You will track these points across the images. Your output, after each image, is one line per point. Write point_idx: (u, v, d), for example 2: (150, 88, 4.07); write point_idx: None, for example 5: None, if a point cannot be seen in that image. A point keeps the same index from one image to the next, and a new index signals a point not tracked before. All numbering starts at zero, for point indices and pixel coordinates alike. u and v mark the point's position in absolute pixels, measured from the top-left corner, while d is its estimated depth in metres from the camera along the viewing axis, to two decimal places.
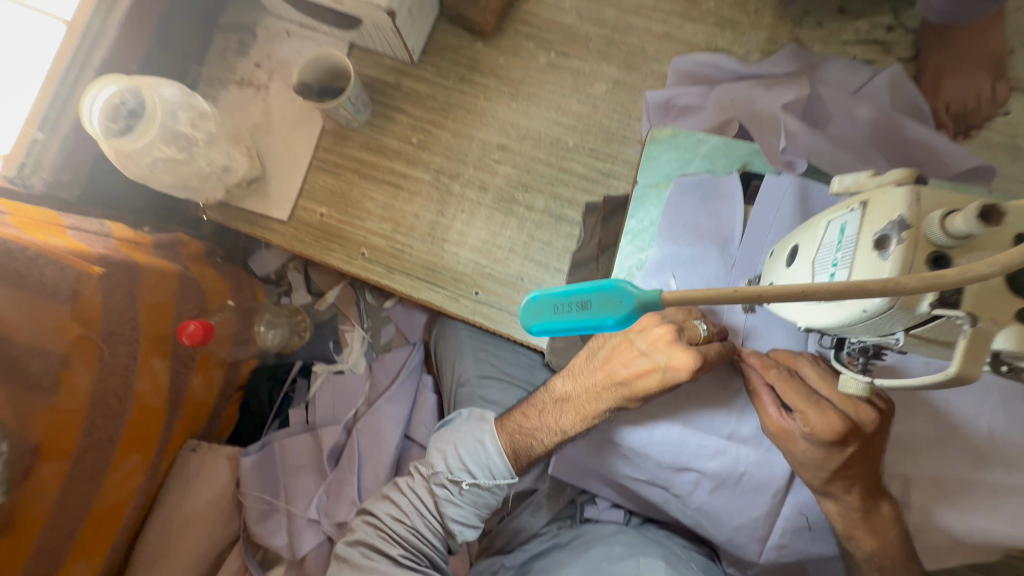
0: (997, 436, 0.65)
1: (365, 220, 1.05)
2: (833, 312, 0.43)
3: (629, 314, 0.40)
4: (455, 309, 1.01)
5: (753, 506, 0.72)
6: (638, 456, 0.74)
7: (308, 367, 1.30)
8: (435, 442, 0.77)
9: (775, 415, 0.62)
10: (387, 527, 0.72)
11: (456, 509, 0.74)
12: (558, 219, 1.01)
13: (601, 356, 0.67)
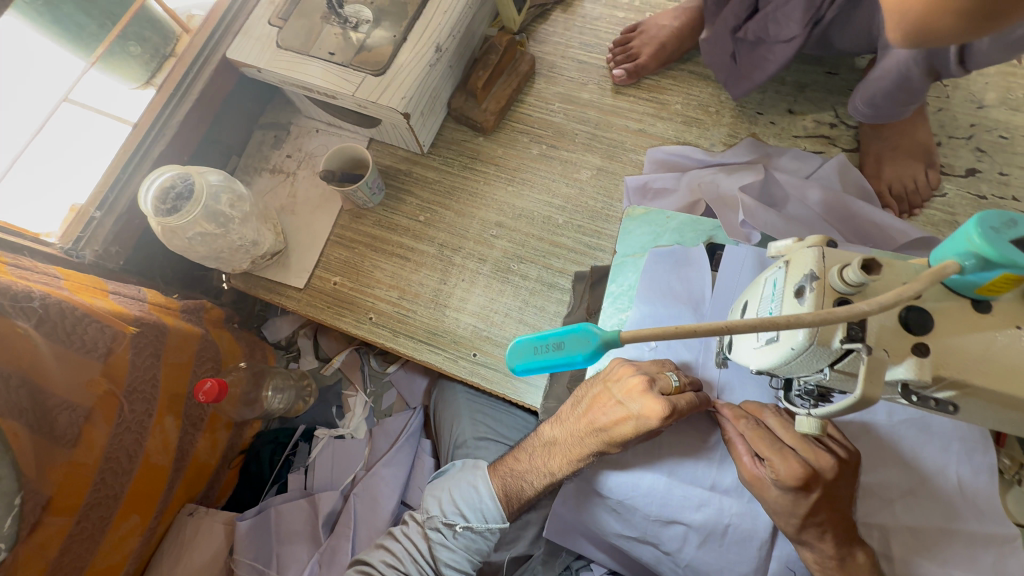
0: (964, 484, 0.69)
1: (374, 288, 1.15)
2: (771, 352, 0.50)
3: (595, 351, 0.49)
4: (454, 370, 1.07)
5: (742, 561, 0.72)
6: (628, 509, 0.77)
7: (309, 432, 1.34)
8: (431, 489, 0.81)
9: (749, 463, 0.66)
10: (382, 572, 0.74)
11: (449, 554, 0.76)
12: (550, 287, 1.11)
13: (585, 403, 0.73)
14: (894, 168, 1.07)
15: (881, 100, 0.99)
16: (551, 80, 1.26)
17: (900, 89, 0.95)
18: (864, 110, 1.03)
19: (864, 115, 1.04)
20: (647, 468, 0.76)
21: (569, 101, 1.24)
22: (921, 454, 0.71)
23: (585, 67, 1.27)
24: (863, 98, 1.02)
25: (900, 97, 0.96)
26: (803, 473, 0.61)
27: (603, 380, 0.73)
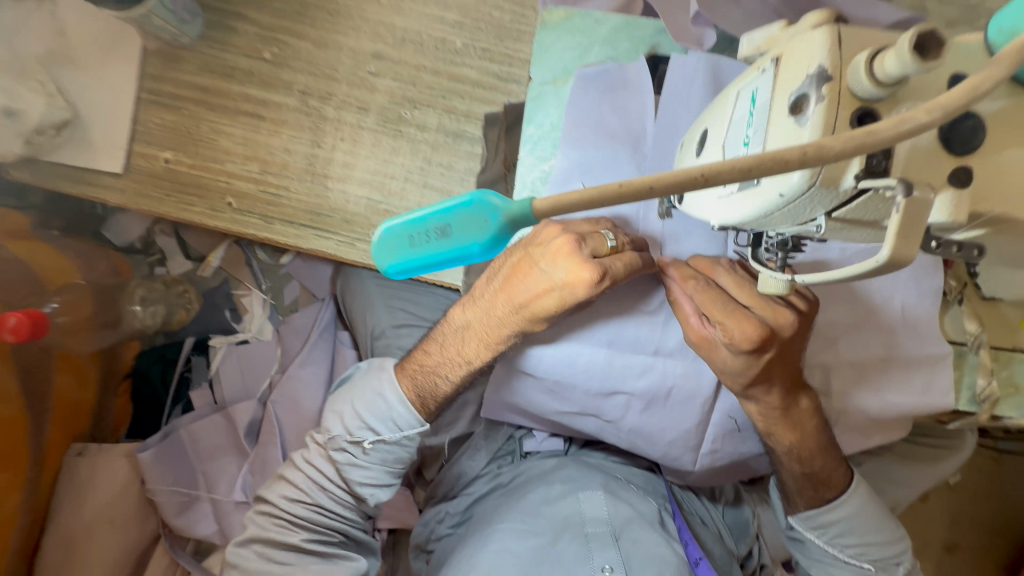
0: (909, 312, 0.65)
1: (224, 163, 0.86)
2: (745, 202, 0.36)
3: (497, 236, 0.32)
4: (353, 256, 0.88)
5: (684, 419, 0.70)
6: (566, 387, 0.70)
7: (202, 343, 1.13)
8: (332, 406, 0.70)
9: (696, 325, 0.57)
10: (287, 511, 0.66)
11: (364, 472, 0.68)
12: (456, 136, 0.88)
13: (503, 278, 0.60)
14: None
15: None
16: None
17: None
18: None
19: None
20: (588, 342, 0.67)
21: None
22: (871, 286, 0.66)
23: None
24: None
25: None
26: (756, 331, 0.54)
27: (524, 248, 0.59)
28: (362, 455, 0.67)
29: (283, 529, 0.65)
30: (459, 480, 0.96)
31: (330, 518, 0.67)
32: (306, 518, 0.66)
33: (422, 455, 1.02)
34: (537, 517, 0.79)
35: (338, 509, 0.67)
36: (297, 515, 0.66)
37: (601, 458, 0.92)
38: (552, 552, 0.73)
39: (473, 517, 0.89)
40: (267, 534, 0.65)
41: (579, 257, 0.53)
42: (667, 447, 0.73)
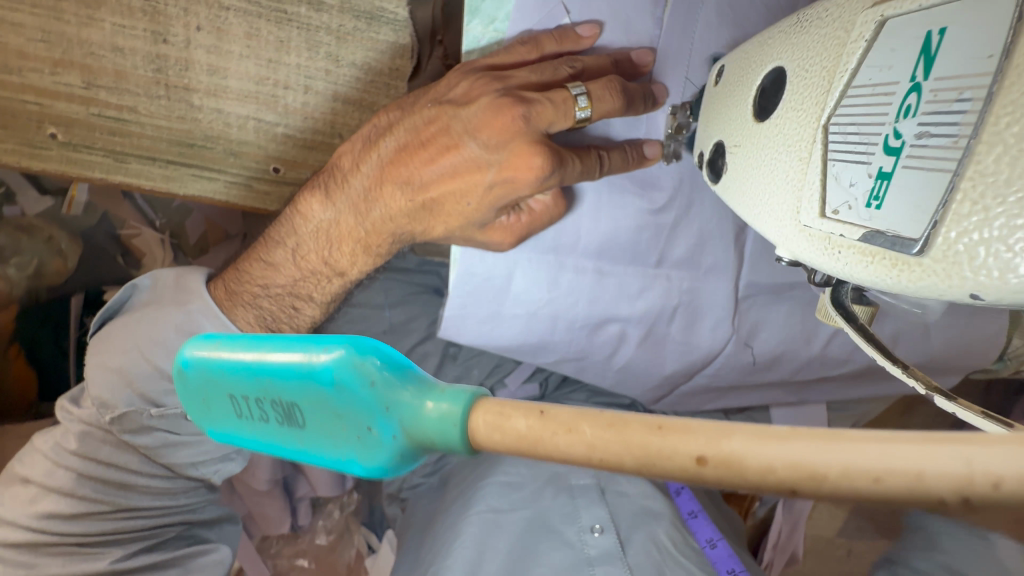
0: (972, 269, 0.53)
1: (25, 74, 0.58)
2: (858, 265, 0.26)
3: (378, 458, 0.22)
4: (255, 202, 0.67)
5: (690, 340, 0.61)
6: (542, 315, 0.59)
7: (96, 296, 0.94)
8: (108, 364, 0.55)
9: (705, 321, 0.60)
10: (65, 532, 0.55)
11: (186, 452, 0.58)
12: (370, 18, 0.60)
13: (442, 183, 0.47)
14: None
15: None
16: None
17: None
18: None
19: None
20: (569, 259, 0.57)
21: None
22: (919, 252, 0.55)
23: None
24: None
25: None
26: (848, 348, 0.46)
27: (438, 100, 0.46)
28: (178, 431, 0.57)
29: (76, 556, 0.55)
30: None
31: (147, 515, 0.59)
32: (113, 529, 0.57)
33: None
34: (519, 466, 0.72)
35: (153, 502, 0.59)
36: (93, 530, 0.56)
37: None
38: (538, 511, 0.68)
39: (446, 473, 0.82)
40: (51, 571, 0.54)
41: (514, 137, 0.43)
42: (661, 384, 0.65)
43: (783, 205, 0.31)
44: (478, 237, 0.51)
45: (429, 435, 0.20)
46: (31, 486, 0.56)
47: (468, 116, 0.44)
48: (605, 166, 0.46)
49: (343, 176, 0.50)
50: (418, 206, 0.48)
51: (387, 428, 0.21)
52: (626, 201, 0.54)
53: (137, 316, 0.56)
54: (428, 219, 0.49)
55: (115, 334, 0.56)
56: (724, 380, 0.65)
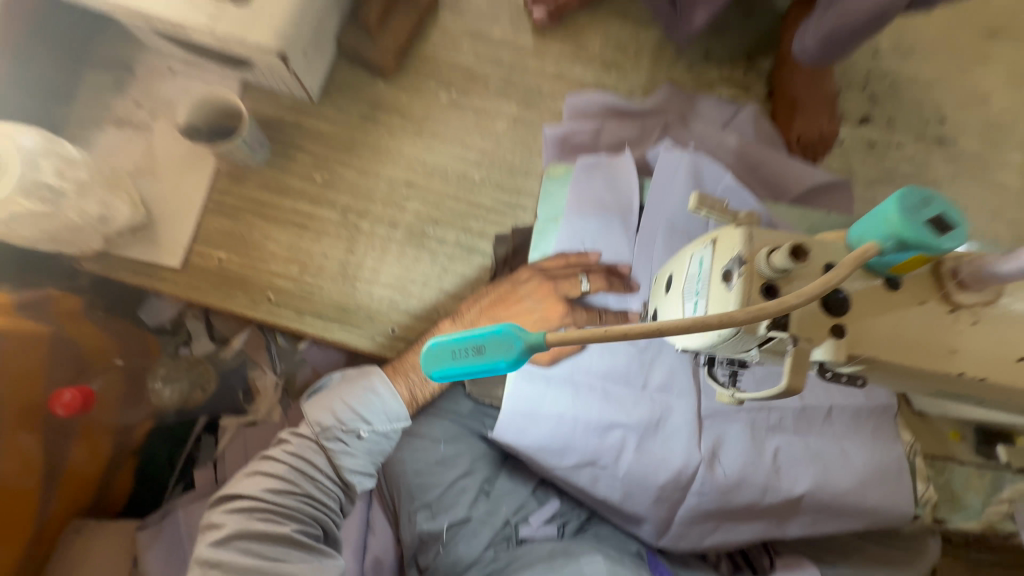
0: (862, 415, 0.77)
1: (270, 264, 1.00)
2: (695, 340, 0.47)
3: (518, 356, 0.43)
4: (373, 349, 0.99)
5: (670, 453, 0.76)
6: (570, 421, 0.75)
7: (214, 422, 1.20)
8: (320, 401, 0.75)
9: (692, 442, 0.75)
10: (273, 501, 0.68)
11: (353, 460, 0.74)
12: (470, 250, 1.02)
13: (512, 316, 0.76)
14: (806, 119, 1.05)
15: (841, 38, 0.89)
16: (457, 14, 1.10)
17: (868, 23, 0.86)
18: (814, 50, 0.93)
19: (808, 54, 0.95)
20: (585, 382, 0.76)
21: (479, 38, 1.10)
22: (873, 414, 0.77)
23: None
24: (818, 35, 0.91)
25: (858, 35, 0.88)
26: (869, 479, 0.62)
27: (511, 282, 0.79)
28: (349, 446, 0.74)
29: (273, 524, 0.67)
30: (455, 567, 0.95)
31: (318, 511, 0.70)
32: (300, 509, 0.69)
33: (420, 540, 1.00)
34: None
35: (327, 499, 0.71)
36: (287, 505, 0.68)
37: (593, 539, 0.96)
38: None
39: None
40: (259, 530, 0.65)
41: (551, 296, 0.75)
42: (657, 497, 0.78)
43: (672, 329, 0.53)
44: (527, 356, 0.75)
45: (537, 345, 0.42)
46: (256, 472, 0.71)
47: (525, 290, 0.77)
48: (604, 320, 0.75)
49: (462, 315, 0.80)
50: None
51: (519, 342, 0.43)
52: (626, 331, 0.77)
53: (340, 381, 0.77)
54: None
55: (319, 391, 0.76)
56: (709, 500, 0.76)
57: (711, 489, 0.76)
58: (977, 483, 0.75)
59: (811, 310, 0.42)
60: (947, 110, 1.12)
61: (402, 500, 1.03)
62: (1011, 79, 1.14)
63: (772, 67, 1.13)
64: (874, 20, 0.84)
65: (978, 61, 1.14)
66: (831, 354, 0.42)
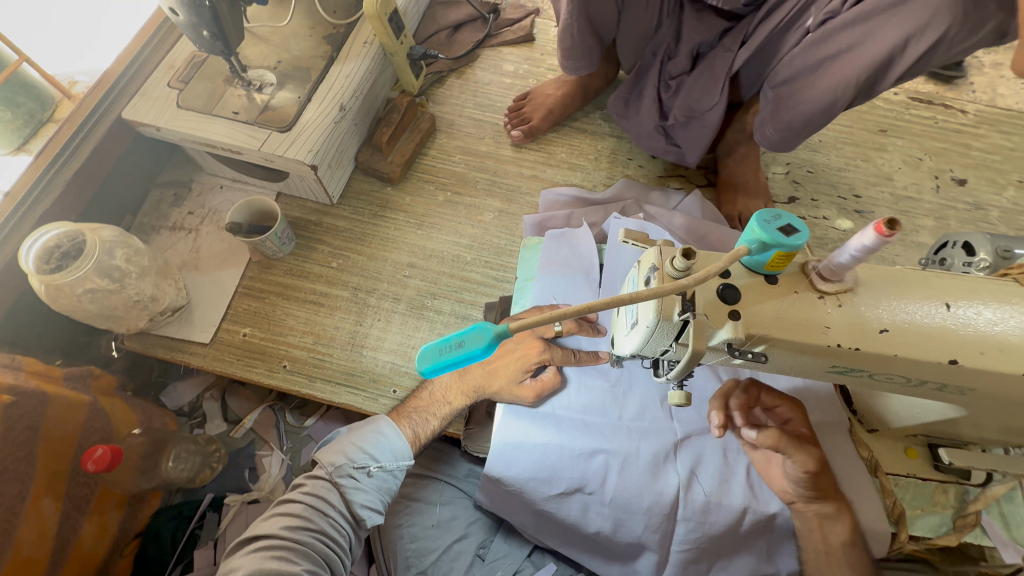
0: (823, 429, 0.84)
1: (288, 336, 1.14)
2: (636, 337, 0.60)
3: (491, 343, 0.55)
4: (376, 410, 1.08)
5: (650, 479, 0.81)
6: (555, 450, 0.83)
7: (219, 500, 1.22)
8: (330, 446, 0.77)
9: (671, 468, 0.82)
10: (288, 538, 0.66)
11: (364, 495, 0.74)
12: (463, 318, 1.17)
13: (498, 357, 0.87)
14: (741, 199, 1.27)
15: (795, 127, 1.05)
16: (451, 136, 1.39)
17: (816, 115, 1.02)
18: (773, 137, 1.10)
19: (770, 141, 1.11)
20: (566, 414, 0.85)
21: (469, 153, 1.37)
22: (832, 432, 0.84)
23: (481, 124, 1.41)
24: (773, 126, 1.08)
25: (811, 124, 1.04)
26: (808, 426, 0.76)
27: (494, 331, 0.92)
28: (360, 483, 0.75)
29: (285, 562, 0.63)
30: None
31: (329, 550, 0.68)
32: (312, 547, 0.66)
33: None
34: None
35: (338, 538, 0.70)
36: (301, 541, 0.66)
37: None
38: None
39: None
40: (272, 567, 0.62)
41: (529, 337, 0.86)
42: (644, 525, 0.82)
43: (619, 337, 0.65)
44: (514, 392, 0.83)
45: (504, 331, 0.54)
46: (271, 513, 0.69)
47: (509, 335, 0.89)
48: (578, 357, 0.86)
49: None
50: (486, 373, 0.85)
51: (490, 332, 0.55)
52: (599, 368, 0.88)
53: (351, 426, 0.80)
54: (491, 379, 0.85)
55: (330, 437, 0.79)
56: (693, 525, 0.80)
57: (692, 514, 0.80)
58: (943, 498, 0.80)
59: (709, 298, 0.56)
60: (858, 188, 1.35)
61: (398, 569, 1.02)
62: (907, 164, 1.39)
63: (708, 162, 1.38)
64: (823, 112, 1.00)
65: (876, 152, 1.40)
66: (735, 332, 0.54)
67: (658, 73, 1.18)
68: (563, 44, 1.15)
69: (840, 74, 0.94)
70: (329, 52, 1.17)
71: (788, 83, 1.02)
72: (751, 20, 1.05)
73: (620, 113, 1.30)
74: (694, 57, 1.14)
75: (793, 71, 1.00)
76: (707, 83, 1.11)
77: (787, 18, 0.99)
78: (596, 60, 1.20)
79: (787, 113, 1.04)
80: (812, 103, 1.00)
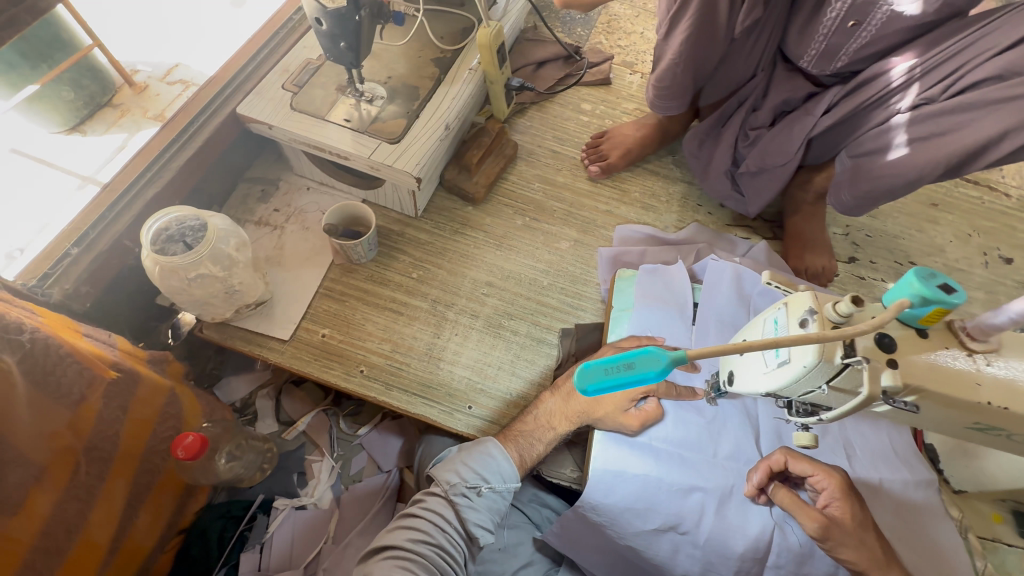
0: (914, 486, 0.86)
1: (365, 340, 1.14)
2: (783, 375, 0.63)
3: (665, 368, 0.57)
4: (449, 424, 1.07)
5: (746, 521, 0.82)
6: (652, 482, 0.83)
7: (268, 502, 1.19)
8: (444, 463, 0.79)
9: (769, 513, 0.82)
10: (411, 552, 0.69)
11: (477, 515, 0.75)
12: (539, 341, 1.18)
13: None
14: (809, 254, 1.32)
15: (872, 196, 1.06)
16: (531, 164, 1.44)
17: (895, 187, 1.02)
18: (848, 202, 1.10)
19: (844, 205, 1.11)
20: (663, 446, 0.86)
21: (548, 182, 1.42)
22: (924, 491, 0.85)
23: (559, 156, 1.47)
24: (850, 191, 1.08)
25: (888, 195, 1.04)
26: (846, 478, 0.74)
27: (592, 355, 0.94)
28: (473, 502, 0.76)
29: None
30: None
31: (446, 566, 0.70)
32: (433, 561, 0.69)
33: None
34: None
35: (455, 554, 0.72)
36: (422, 556, 0.69)
37: None
38: None
39: None
40: None
41: None
42: (736, 569, 0.81)
43: (755, 374, 0.68)
44: (618, 418, 0.85)
45: (679, 357, 0.56)
46: (396, 525, 0.73)
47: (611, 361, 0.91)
48: (678, 391, 0.88)
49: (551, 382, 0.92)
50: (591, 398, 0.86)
51: (664, 356, 0.57)
52: (697, 404, 0.89)
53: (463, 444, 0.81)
54: (595, 404, 0.86)
55: (443, 454, 0.81)
56: (787, 574, 0.80)
57: (786, 561, 0.80)
58: None
59: (868, 344, 0.58)
60: (914, 256, 1.42)
61: None
62: (957, 238, 1.46)
63: (774, 216, 1.44)
64: (906, 185, 1.01)
65: (929, 224, 1.48)
66: (895, 380, 0.56)
67: (739, 122, 1.20)
68: (660, 82, 1.16)
69: (931, 151, 0.94)
70: (437, 74, 1.22)
71: (869, 154, 1.03)
72: (833, 91, 1.08)
73: (691, 150, 1.29)
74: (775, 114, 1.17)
75: (879, 144, 1.01)
76: (783, 139, 1.14)
77: (877, 95, 1.02)
78: (687, 102, 1.20)
79: (866, 182, 1.04)
80: (895, 176, 1.00)
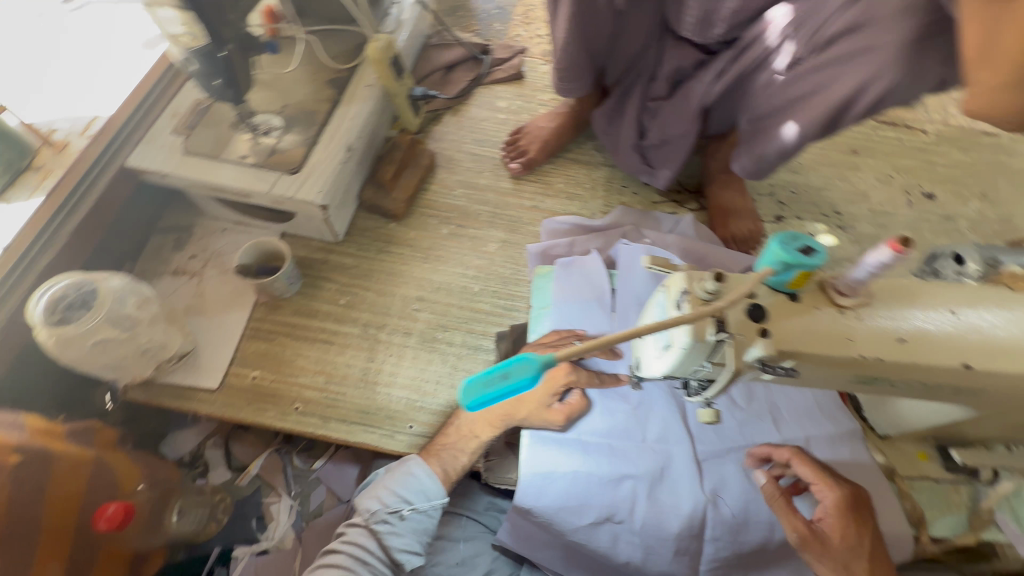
0: (839, 438, 0.87)
1: (298, 376, 1.12)
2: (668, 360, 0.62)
3: (537, 373, 0.57)
4: (391, 447, 1.06)
5: (678, 500, 0.82)
6: (582, 477, 0.83)
7: (227, 553, 1.17)
8: (367, 492, 0.83)
9: (700, 489, 0.82)
10: None
11: (399, 537, 0.78)
12: (475, 348, 1.17)
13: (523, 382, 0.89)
14: (734, 221, 1.32)
15: (770, 159, 1.07)
16: (451, 170, 1.42)
17: (788, 148, 1.04)
18: (750, 167, 1.11)
19: (745, 170, 1.12)
20: (591, 439, 0.86)
21: (470, 186, 1.41)
22: (850, 442, 0.86)
23: (479, 158, 1.46)
24: (749, 156, 1.09)
25: (783, 156, 1.06)
26: (853, 492, 0.73)
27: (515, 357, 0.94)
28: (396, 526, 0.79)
29: None
30: None
31: None
32: None
33: None
34: None
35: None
36: None
37: None
38: None
39: None
40: None
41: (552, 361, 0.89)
42: (675, 549, 0.82)
43: (649, 361, 0.67)
44: (542, 416, 0.85)
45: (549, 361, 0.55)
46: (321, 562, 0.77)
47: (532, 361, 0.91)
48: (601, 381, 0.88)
49: None
50: (513, 403, 0.85)
51: (535, 361, 0.56)
52: (620, 391, 0.90)
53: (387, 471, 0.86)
54: (517, 408, 0.86)
55: (368, 483, 0.85)
56: (723, 544, 0.81)
57: (722, 533, 0.81)
58: (956, 499, 0.83)
59: (739, 317, 0.59)
60: (839, 206, 1.44)
61: None
62: (880, 182, 1.48)
63: (699, 186, 1.44)
64: (798, 145, 1.02)
65: (852, 171, 1.49)
66: (765, 350, 0.57)
67: (640, 95, 1.20)
68: (560, 63, 1.15)
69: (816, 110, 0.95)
70: (333, 96, 1.20)
71: (764, 117, 1.04)
72: (723, 56, 1.08)
73: (602, 127, 1.31)
74: (673, 84, 1.18)
75: (770, 107, 1.02)
76: (679, 111, 1.16)
77: (761, 58, 1.02)
78: (588, 82, 1.19)
79: (762, 145, 1.05)
80: (786, 137, 1.01)
